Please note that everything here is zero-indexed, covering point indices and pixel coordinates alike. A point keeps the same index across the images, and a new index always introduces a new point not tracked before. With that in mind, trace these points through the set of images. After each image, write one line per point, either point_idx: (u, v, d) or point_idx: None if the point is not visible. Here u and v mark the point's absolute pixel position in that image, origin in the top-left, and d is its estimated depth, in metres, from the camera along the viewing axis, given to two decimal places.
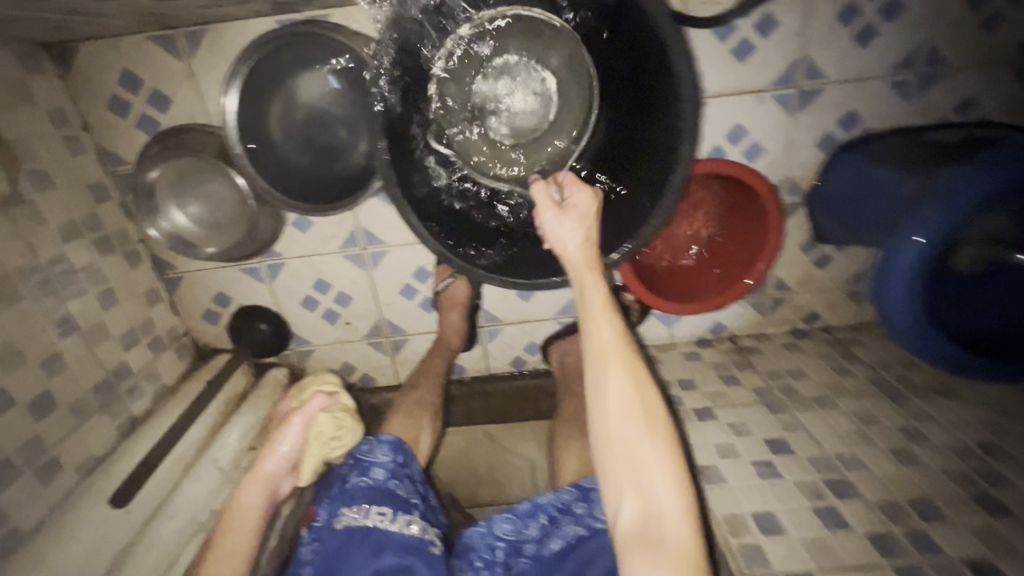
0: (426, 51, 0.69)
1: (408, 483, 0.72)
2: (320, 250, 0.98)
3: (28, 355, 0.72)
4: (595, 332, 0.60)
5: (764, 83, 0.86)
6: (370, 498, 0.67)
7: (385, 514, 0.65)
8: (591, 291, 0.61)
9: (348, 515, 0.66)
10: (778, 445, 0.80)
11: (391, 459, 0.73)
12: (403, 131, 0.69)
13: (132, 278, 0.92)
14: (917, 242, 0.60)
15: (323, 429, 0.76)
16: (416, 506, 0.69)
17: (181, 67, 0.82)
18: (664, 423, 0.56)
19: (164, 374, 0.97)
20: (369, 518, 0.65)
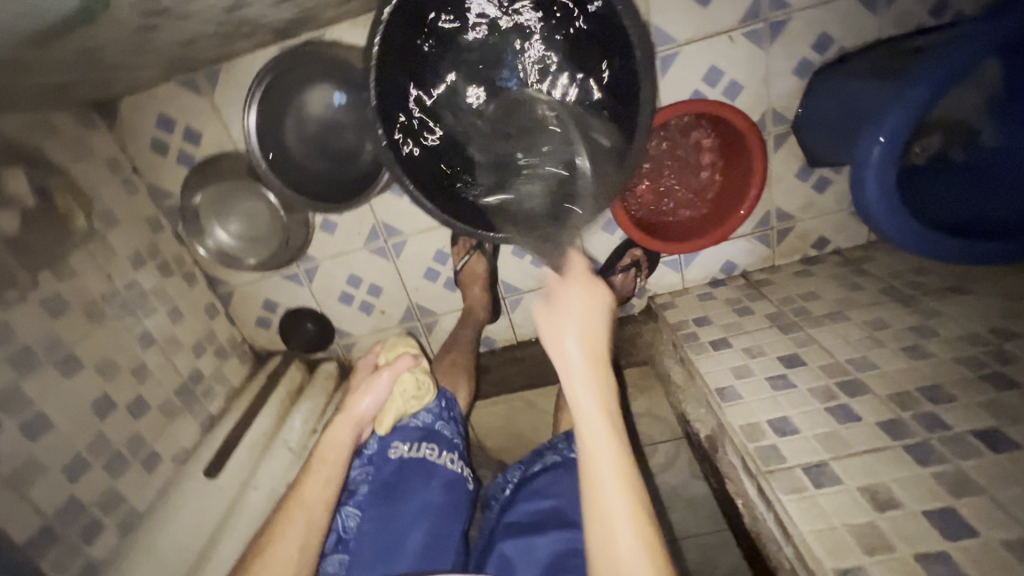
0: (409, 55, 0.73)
1: (451, 424, 0.85)
2: (348, 248, 1.08)
3: (121, 366, 0.85)
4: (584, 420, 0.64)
5: (731, 23, 0.90)
6: (421, 436, 0.79)
7: (435, 451, 0.78)
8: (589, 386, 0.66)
9: (401, 447, 0.77)
10: (791, 360, 0.84)
11: (437, 404, 0.84)
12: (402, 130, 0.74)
13: (192, 295, 1.05)
14: (880, 143, 0.64)
15: (408, 384, 0.80)
16: (458, 446, 0.82)
17: (207, 103, 0.94)
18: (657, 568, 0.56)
19: (231, 377, 1.10)
20: (421, 451, 0.77)
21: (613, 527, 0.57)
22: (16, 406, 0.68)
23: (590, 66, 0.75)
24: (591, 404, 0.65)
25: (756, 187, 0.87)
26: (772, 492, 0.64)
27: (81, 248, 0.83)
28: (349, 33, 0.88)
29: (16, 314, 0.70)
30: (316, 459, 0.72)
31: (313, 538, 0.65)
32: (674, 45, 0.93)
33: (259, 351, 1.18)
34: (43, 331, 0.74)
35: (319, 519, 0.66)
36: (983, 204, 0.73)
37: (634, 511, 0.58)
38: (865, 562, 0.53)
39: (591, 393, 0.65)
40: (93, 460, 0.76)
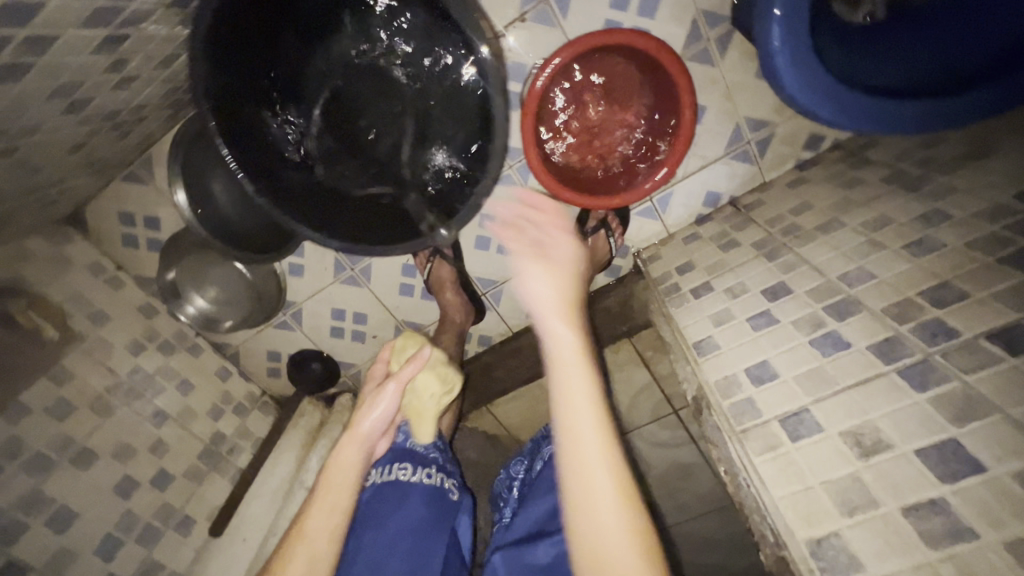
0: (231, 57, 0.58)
1: (425, 438, 0.83)
2: (321, 285, 1.10)
3: (137, 447, 0.93)
4: (562, 374, 0.57)
5: None
6: (393, 457, 0.79)
7: (409, 469, 0.77)
8: (558, 331, 0.60)
9: (374, 474, 0.78)
10: (776, 291, 0.72)
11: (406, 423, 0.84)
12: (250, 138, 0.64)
13: (200, 364, 1.12)
14: (774, 17, 0.54)
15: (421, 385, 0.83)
16: (434, 459, 0.81)
17: (153, 189, 1.00)
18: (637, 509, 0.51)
19: (256, 430, 1.16)
20: (393, 473, 0.77)
21: (600, 499, 0.50)
22: (38, 507, 0.76)
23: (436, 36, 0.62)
24: (574, 373, 0.57)
25: (688, 108, 0.77)
26: (744, 456, 0.56)
27: (77, 351, 0.92)
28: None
29: (23, 427, 0.79)
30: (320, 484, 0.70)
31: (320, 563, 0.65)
32: None
33: (280, 400, 1.24)
34: (52, 435, 0.82)
35: (322, 554, 0.65)
36: (946, 54, 0.64)
37: (620, 484, 0.51)
38: (841, 526, 0.45)
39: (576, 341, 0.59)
40: (124, 537, 0.84)
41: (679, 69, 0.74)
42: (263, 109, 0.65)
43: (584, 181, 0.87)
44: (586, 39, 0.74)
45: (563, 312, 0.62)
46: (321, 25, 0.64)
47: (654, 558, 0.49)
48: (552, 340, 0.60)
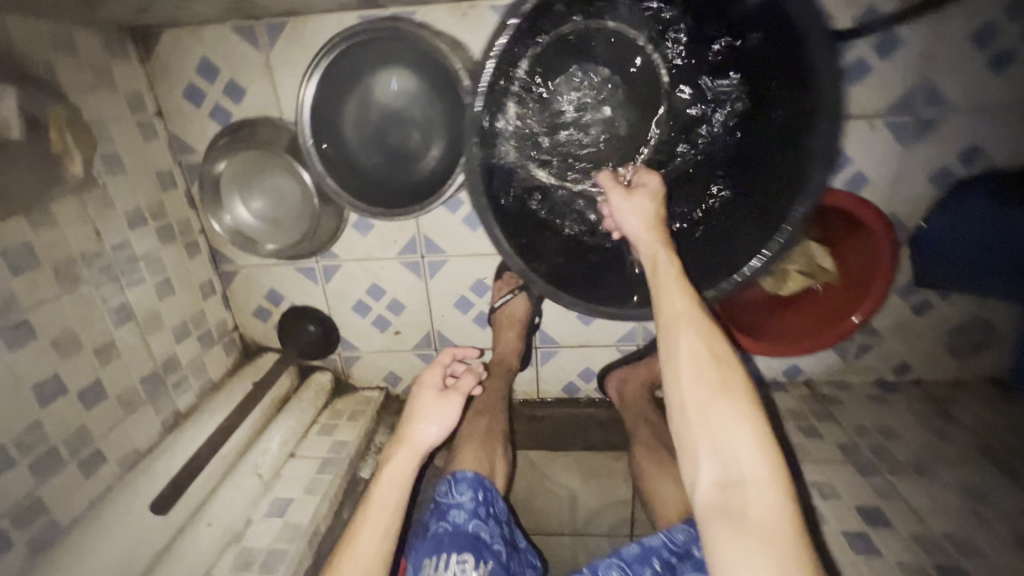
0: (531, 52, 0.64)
1: (491, 524, 0.70)
2: (378, 255, 0.94)
3: (84, 340, 0.70)
4: (681, 420, 0.50)
5: (877, 108, 0.78)
6: (448, 546, 0.64)
7: (465, 561, 0.62)
8: (686, 361, 0.51)
9: (428, 565, 0.63)
10: (873, 514, 0.70)
11: (470, 499, 0.70)
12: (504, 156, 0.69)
13: (189, 268, 0.90)
14: None
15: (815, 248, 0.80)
16: (497, 552, 0.66)
17: (259, 60, 0.81)
18: (740, 388, 0.50)
19: (211, 369, 0.94)
20: (448, 569, 0.62)
21: (720, 413, 0.49)
22: None
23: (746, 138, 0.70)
24: (661, 257, 0.59)
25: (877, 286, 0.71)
26: None
27: (71, 193, 0.68)
28: (468, 32, 0.77)
29: None
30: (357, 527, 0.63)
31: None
32: None
33: (250, 345, 1.03)
34: None
35: None
36: None
37: (761, 448, 0.48)
38: None
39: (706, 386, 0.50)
40: (17, 456, 0.61)
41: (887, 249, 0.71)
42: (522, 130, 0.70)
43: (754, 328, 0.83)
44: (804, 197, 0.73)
45: (693, 371, 0.51)
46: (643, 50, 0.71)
47: (780, 473, 0.47)
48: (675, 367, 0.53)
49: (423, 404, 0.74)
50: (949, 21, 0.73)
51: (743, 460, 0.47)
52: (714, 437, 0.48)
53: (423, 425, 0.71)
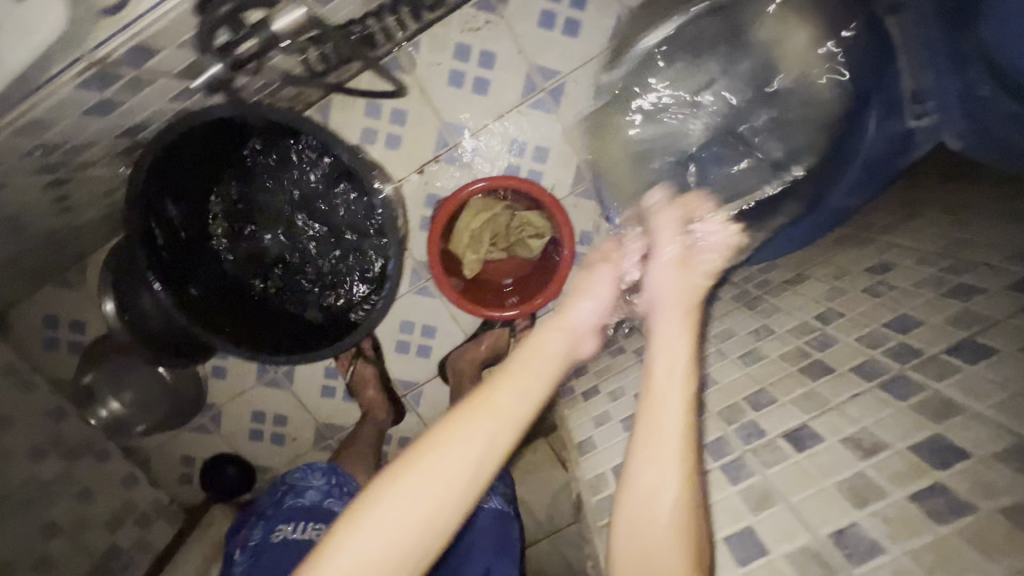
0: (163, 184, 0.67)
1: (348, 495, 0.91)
2: (243, 388, 1.13)
3: (18, 564, 0.88)
4: (634, 456, 0.57)
5: (515, 100, 0.98)
6: (305, 516, 0.84)
7: (297, 528, 0.82)
8: (663, 419, 0.57)
9: (284, 530, 0.82)
10: (645, 394, 0.82)
11: (324, 482, 0.91)
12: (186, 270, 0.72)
13: (105, 471, 1.09)
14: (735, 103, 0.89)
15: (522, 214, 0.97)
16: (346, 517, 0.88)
17: (81, 295, 1.04)
18: (699, 484, 0.56)
19: (157, 543, 1.11)
20: (306, 533, 0.82)
21: (648, 483, 0.55)
22: None
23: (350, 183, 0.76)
24: (673, 353, 0.62)
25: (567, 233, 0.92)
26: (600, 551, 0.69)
27: None
28: None
29: None
30: (464, 412, 0.55)
31: (457, 503, 0.52)
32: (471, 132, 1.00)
33: (191, 507, 1.19)
34: None
35: None
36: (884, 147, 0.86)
37: (683, 503, 0.54)
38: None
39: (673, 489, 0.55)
40: None
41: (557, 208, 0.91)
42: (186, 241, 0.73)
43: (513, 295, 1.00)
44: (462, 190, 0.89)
45: (647, 409, 0.59)
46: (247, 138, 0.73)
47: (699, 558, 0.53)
48: (663, 357, 0.62)
49: (587, 279, 0.74)
50: (516, 22, 0.94)
51: (658, 525, 0.54)
52: (635, 486, 0.56)
53: (617, 270, 0.76)
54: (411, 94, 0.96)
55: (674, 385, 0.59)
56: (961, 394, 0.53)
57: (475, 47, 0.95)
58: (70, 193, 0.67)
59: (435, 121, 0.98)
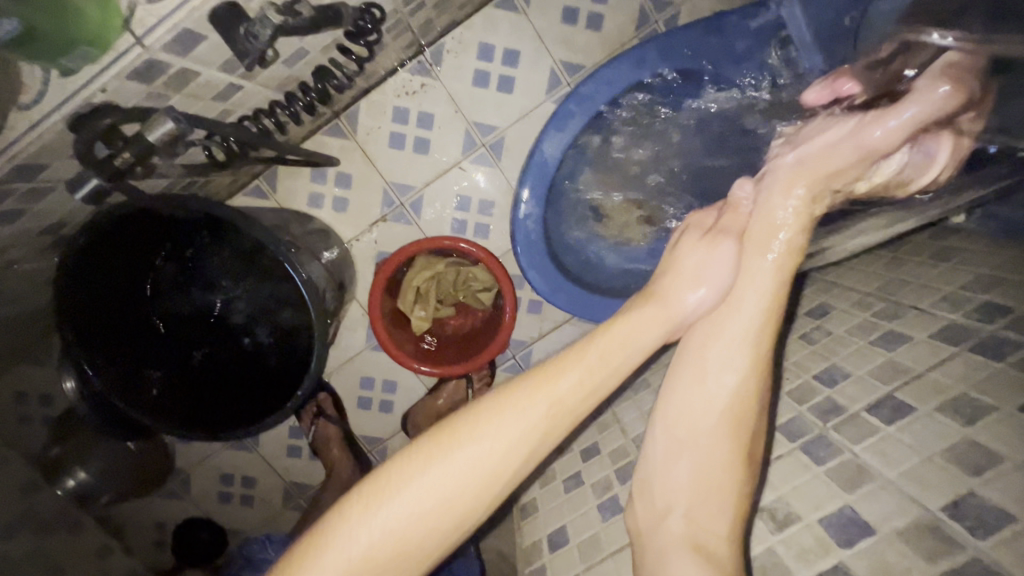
0: (89, 280, 0.68)
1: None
2: (211, 450, 1.14)
3: None
4: (697, 380, 0.64)
5: (456, 157, 1.00)
6: None
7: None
8: (721, 352, 0.63)
9: None
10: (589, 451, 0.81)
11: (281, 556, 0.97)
12: (112, 353, 0.74)
13: None
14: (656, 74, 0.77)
15: (472, 273, 0.97)
16: None
17: None
18: (752, 434, 0.60)
19: None
20: None
21: (705, 425, 0.62)
22: None
23: (271, 269, 0.75)
24: (743, 298, 0.63)
25: (509, 297, 0.91)
26: None
27: None
28: None
29: None
30: (521, 392, 0.51)
31: (497, 482, 0.49)
32: (416, 190, 1.01)
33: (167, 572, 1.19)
34: None
35: None
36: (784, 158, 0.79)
37: (738, 426, 0.60)
38: None
39: (733, 394, 0.61)
40: None
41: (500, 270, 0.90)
42: (118, 319, 0.75)
43: (462, 352, 0.98)
44: (405, 246, 0.89)
45: (704, 341, 0.64)
46: (170, 223, 0.72)
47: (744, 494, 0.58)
48: (751, 295, 0.63)
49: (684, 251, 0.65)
50: (451, 83, 0.97)
51: (714, 458, 0.60)
52: (682, 408, 0.64)
53: (872, 131, 0.58)
54: (353, 158, 0.99)
55: (727, 326, 0.63)
56: (877, 461, 0.50)
57: (414, 109, 0.97)
58: (5, 286, 0.69)
59: (380, 181, 1.00)
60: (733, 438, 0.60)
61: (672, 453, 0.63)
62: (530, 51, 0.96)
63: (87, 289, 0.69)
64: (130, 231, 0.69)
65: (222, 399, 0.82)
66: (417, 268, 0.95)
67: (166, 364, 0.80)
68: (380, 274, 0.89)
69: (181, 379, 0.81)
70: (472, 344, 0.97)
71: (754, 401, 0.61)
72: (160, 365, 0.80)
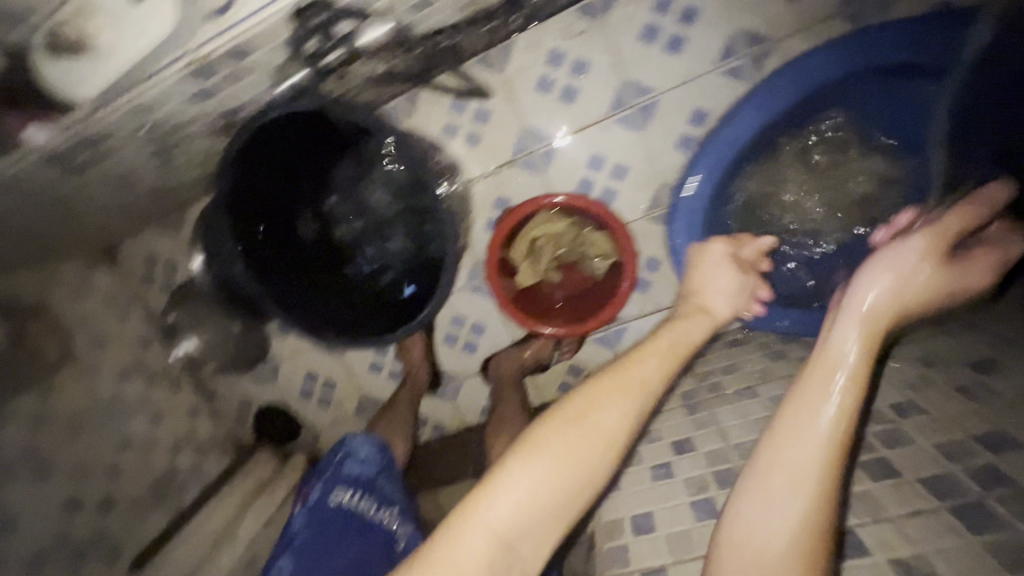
0: (257, 164, 0.73)
1: (390, 476, 0.92)
2: (302, 349, 1.21)
3: (94, 467, 1.00)
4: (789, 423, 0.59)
5: (602, 112, 0.94)
6: (359, 489, 0.87)
7: (354, 496, 0.85)
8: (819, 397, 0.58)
9: (341, 496, 0.85)
10: (684, 445, 0.78)
11: (376, 458, 0.92)
12: (258, 241, 0.78)
13: (176, 398, 1.20)
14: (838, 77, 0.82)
15: (593, 238, 0.94)
16: (397, 500, 0.89)
17: (178, 241, 1.15)
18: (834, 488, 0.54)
19: (210, 471, 1.21)
20: (359, 504, 0.85)
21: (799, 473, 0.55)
22: None
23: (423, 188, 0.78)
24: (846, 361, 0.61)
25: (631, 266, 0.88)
26: None
27: (71, 370, 1.01)
28: None
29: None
30: (594, 401, 0.63)
31: (593, 474, 0.59)
32: (552, 139, 0.97)
33: (241, 447, 1.29)
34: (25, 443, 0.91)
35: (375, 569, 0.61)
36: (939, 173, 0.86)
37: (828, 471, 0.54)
38: None
39: (813, 447, 0.56)
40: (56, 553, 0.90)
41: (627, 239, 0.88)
42: (270, 211, 0.80)
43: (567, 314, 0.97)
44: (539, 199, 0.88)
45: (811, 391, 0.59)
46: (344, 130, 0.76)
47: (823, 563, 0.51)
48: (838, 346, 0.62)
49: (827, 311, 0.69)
50: (617, 32, 0.90)
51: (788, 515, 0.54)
52: (786, 473, 0.55)
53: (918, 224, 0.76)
54: (496, 94, 0.95)
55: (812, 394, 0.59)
56: None
57: (570, 53, 0.92)
58: (171, 158, 0.72)
59: (517, 123, 0.97)
60: (819, 490, 0.54)
61: (755, 488, 0.57)
62: (711, 10, 0.87)
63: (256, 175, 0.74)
64: (307, 129, 0.74)
65: (344, 307, 0.84)
66: (540, 223, 0.93)
67: (302, 265, 0.84)
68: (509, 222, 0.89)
69: (311, 281, 0.84)
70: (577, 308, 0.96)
71: (844, 451, 0.55)
72: (296, 264, 0.83)
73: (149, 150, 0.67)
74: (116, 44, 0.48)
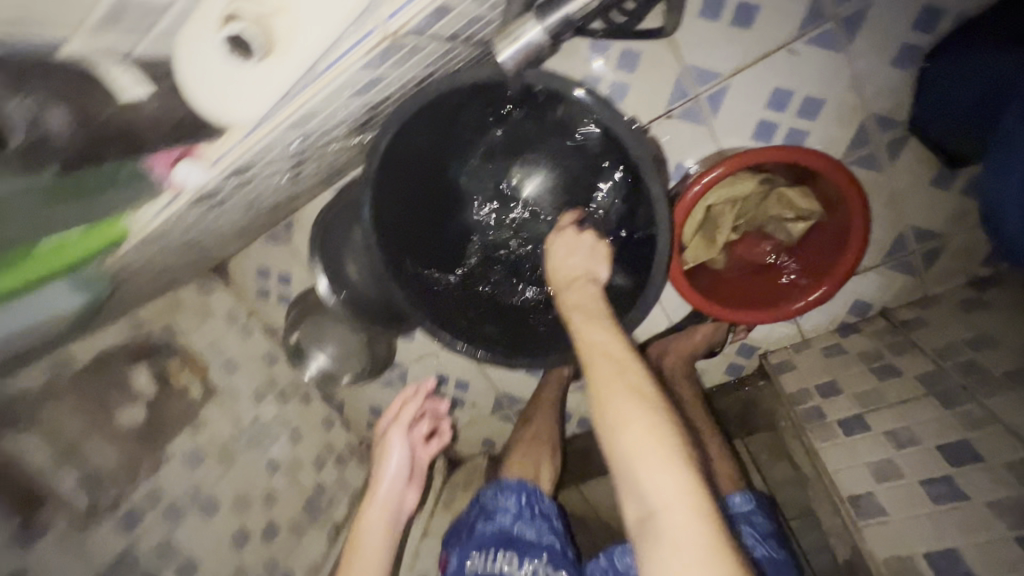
0: (412, 156, 0.64)
1: (537, 523, 0.76)
2: (429, 351, 1.12)
3: (251, 496, 0.96)
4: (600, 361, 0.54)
5: (789, 34, 0.73)
6: (496, 542, 0.73)
7: (489, 557, 0.71)
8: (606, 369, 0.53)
9: (475, 560, 0.72)
10: (959, 451, 0.62)
11: (514, 502, 0.77)
12: (402, 248, 0.68)
13: (310, 412, 1.16)
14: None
15: (789, 198, 0.75)
16: (544, 547, 0.73)
17: (289, 251, 1.07)
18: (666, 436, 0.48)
19: (353, 481, 1.17)
20: (497, 563, 0.71)
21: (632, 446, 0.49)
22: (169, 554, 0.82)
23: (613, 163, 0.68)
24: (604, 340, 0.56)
25: (860, 224, 0.70)
26: None
27: (211, 400, 0.97)
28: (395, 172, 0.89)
29: (163, 474, 0.86)
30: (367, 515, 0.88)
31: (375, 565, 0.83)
32: (721, 79, 0.78)
33: None
34: (186, 483, 0.88)
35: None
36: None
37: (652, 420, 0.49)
38: None
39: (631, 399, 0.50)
40: None
41: (854, 191, 0.69)
42: (417, 211, 0.70)
43: (755, 289, 0.80)
44: (739, 159, 0.69)
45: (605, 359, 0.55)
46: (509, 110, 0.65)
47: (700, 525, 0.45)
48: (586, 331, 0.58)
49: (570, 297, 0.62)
50: None
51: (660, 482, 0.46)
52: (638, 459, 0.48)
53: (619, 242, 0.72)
54: None
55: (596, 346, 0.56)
56: None
57: None
58: (304, 169, 0.60)
59: (675, 65, 0.78)
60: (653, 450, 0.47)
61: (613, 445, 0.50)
62: None
63: (413, 164, 0.65)
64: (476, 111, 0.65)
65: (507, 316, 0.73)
66: (726, 185, 0.75)
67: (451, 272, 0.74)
68: (702, 183, 0.71)
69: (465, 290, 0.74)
70: (763, 285, 0.80)
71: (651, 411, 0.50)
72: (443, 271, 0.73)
73: (285, 167, 0.53)
74: (296, 33, 0.31)
